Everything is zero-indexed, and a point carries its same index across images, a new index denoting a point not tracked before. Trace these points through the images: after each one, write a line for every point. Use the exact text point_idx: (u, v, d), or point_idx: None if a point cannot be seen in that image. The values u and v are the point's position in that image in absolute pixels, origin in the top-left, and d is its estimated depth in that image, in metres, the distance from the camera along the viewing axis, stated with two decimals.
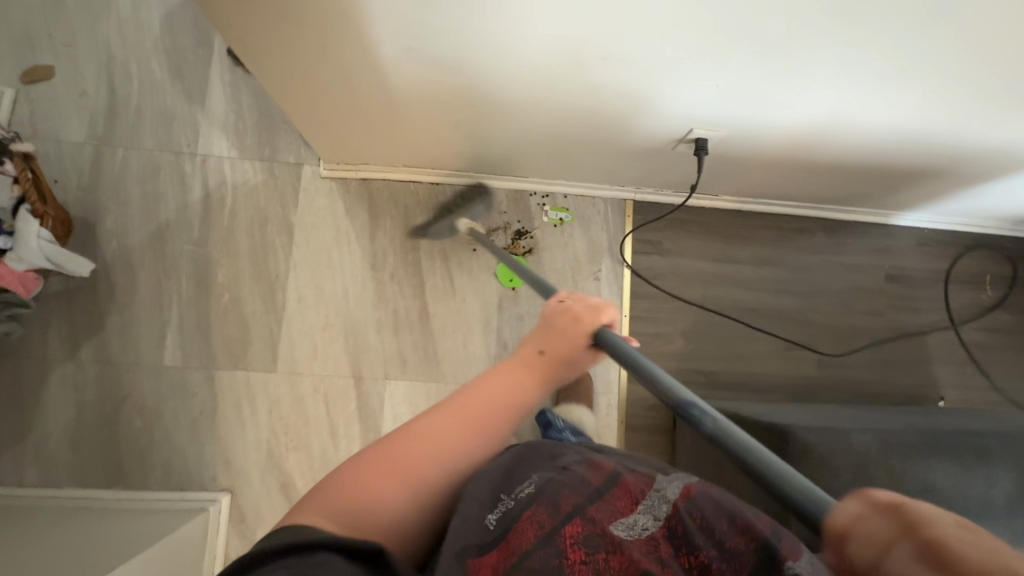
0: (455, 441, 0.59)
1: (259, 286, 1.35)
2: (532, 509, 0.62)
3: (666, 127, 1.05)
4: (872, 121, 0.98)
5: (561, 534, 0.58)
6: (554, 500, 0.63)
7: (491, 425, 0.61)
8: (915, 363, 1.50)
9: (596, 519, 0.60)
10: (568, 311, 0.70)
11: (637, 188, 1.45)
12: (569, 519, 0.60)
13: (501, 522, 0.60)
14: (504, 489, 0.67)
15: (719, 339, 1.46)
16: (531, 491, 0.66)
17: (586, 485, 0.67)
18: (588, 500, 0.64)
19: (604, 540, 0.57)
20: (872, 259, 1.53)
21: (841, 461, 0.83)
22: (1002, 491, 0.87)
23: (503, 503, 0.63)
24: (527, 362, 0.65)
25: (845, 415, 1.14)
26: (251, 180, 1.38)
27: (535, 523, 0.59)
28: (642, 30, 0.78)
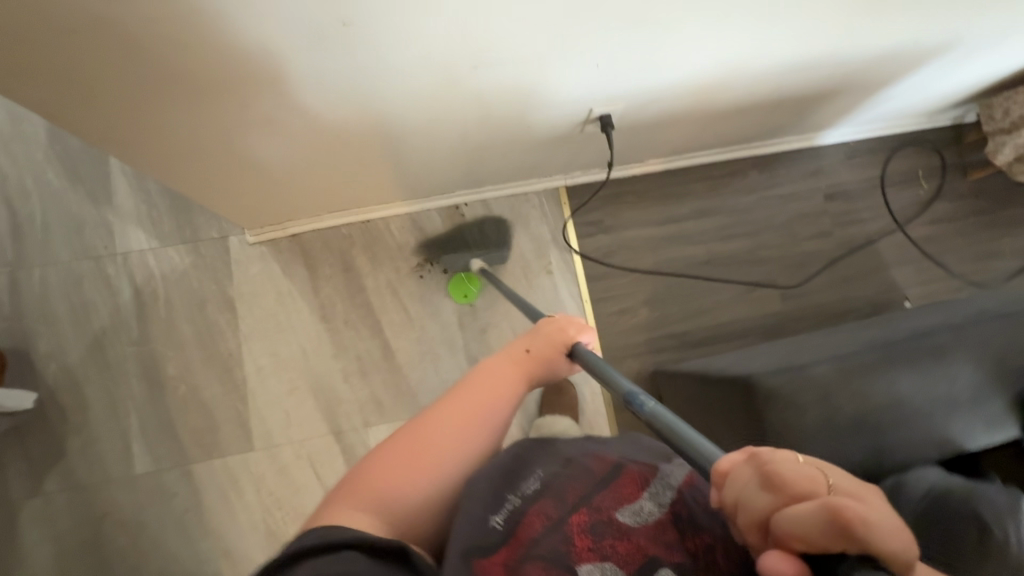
0: (462, 426, 0.67)
1: (213, 369, 1.31)
2: (540, 504, 0.63)
3: (565, 113, 1.05)
4: (760, 59, 0.98)
5: (568, 523, 0.61)
6: (561, 491, 0.64)
7: (491, 410, 0.71)
8: (874, 272, 1.52)
9: (602, 508, 0.63)
10: (556, 324, 0.84)
11: (565, 174, 1.44)
12: (574, 509, 0.62)
13: (507, 521, 0.61)
14: (510, 481, 0.66)
15: (682, 299, 1.46)
16: (537, 486, 0.66)
17: (592, 473, 0.68)
18: (596, 492, 0.65)
19: (609, 529, 0.61)
20: (807, 183, 1.55)
21: (804, 398, 0.82)
22: (968, 383, 0.84)
23: (509, 502, 0.63)
24: (517, 356, 0.78)
25: (810, 340, 1.12)
26: (179, 265, 1.35)
27: (543, 515, 0.62)
28: (501, 33, 0.77)
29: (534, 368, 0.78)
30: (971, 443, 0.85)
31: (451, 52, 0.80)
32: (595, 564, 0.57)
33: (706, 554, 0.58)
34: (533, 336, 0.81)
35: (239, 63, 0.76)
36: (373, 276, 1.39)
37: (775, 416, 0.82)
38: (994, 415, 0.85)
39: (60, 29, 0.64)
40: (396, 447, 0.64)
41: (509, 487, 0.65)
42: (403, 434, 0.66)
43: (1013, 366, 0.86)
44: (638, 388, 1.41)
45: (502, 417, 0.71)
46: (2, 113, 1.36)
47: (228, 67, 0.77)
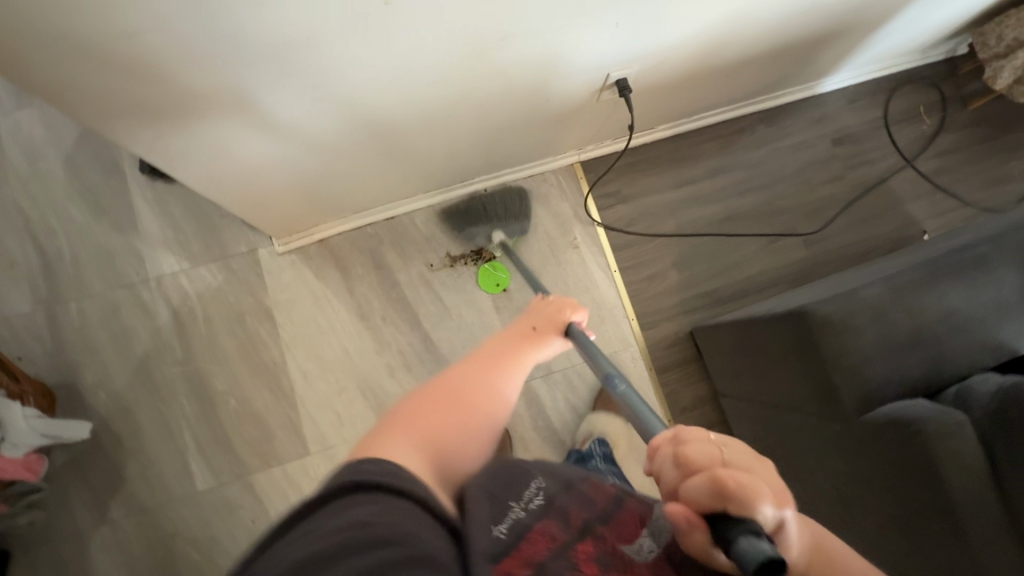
0: (480, 395, 0.65)
1: (260, 380, 1.33)
2: (543, 521, 0.51)
3: (584, 80, 1.07)
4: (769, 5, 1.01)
5: (574, 550, 0.49)
6: (564, 512, 0.53)
7: (505, 382, 0.69)
8: (889, 209, 1.55)
9: (606, 537, 0.51)
10: (549, 302, 0.87)
11: (579, 149, 1.47)
12: (583, 535, 0.50)
13: (511, 534, 0.48)
14: (511, 488, 0.54)
15: (708, 257, 1.48)
16: (542, 502, 0.54)
17: (594, 501, 0.56)
18: (597, 521, 0.53)
19: (615, 561, 0.49)
20: (814, 131, 1.58)
21: (862, 319, 0.85)
22: (1013, 288, 0.87)
23: (513, 511, 0.51)
24: (521, 334, 0.78)
25: (848, 276, 1.15)
26: (212, 282, 1.36)
27: (547, 535, 0.49)
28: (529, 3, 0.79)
29: (537, 346, 0.78)
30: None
31: (486, 27, 0.82)
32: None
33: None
34: (531, 319, 0.83)
35: (287, 63, 0.76)
36: (404, 271, 1.41)
37: (835, 341, 0.84)
38: None
39: (122, 43, 0.64)
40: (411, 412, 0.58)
41: (510, 495, 0.53)
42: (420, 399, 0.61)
43: None
44: (676, 348, 1.43)
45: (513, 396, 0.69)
46: (19, 153, 1.37)
47: (269, 69, 0.77)
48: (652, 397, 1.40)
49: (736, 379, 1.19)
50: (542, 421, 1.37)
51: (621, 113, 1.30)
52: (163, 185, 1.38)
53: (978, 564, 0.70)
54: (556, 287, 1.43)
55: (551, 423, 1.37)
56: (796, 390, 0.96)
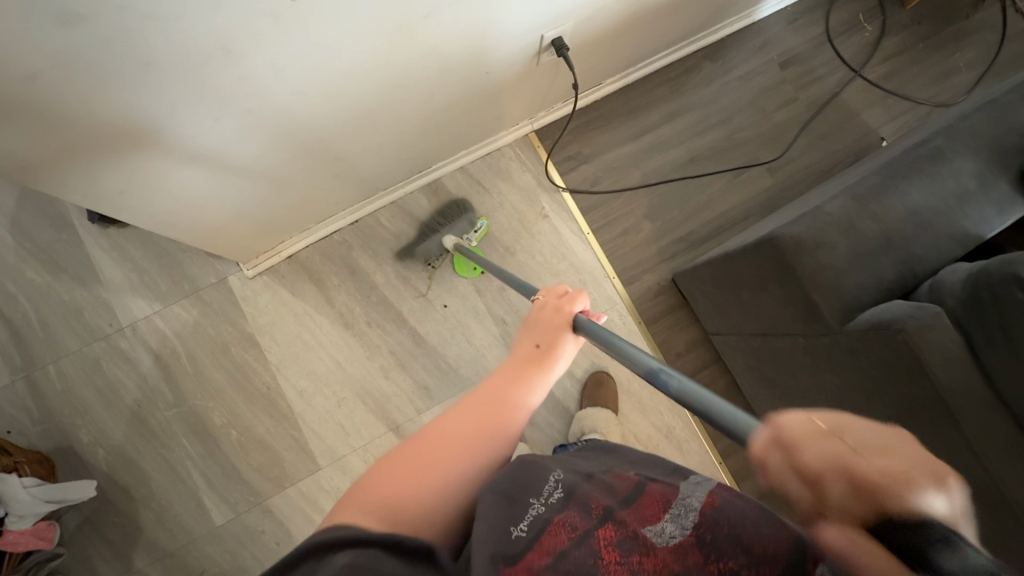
0: (474, 442, 0.54)
1: (258, 405, 1.32)
2: (563, 513, 0.51)
3: (520, 45, 1.05)
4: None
5: (594, 535, 0.48)
6: (584, 501, 0.53)
7: (507, 422, 0.57)
8: (846, 122, 1.56)
9: (627, 521, 0.50)
10: (546, 306, 0.73)
11: (531, 117, 1.45)
12: (603, 520, 0.50)
13: (530, 530, 0.49)
14: (532, 489, 0.55)
15: (678, 203, 1.49)
16: (560, 495, 0.55)
17: (615, 491, 0.56)
18: (614, 506, 0.52)
19: (638, 544, 0.47)
20: (760, 58, 1.58)
21: (832, 234, 0.85)
22: (971, 175, 0.89)
23: (531, 508, 0.52)
24: (525, 355, 0.65)
25: (815, 194, 1.16)
26: (188, 319, 1.33)
27: (567, 523, 0.50)
28: None
29: (545, 364, 0.65)
30: (988, 231, 0.89)
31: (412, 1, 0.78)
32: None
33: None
34: (538, 328, 0.70)
35: (210, 74, 0.73)
36: (380, 272, 1.40)
37: (809, 259, 0.85)
38: (1005, 197, 0.89)
39: (28, 84, 0.61)
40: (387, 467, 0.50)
41: (528, 492, 0.54)
42: (397, 455, 0.51)
43: (1005, 147, 0.90)
44: (662, 298, 1.44)
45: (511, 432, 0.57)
46: None
47: (195, 85, 0.74)
48: (646, 349, 1.41)
49: (723, 316, 1.20)
50: None
51: (566, 73, 1.28)
52: (118, 230, 1.35)
53: (972, 445, 0.72)
54: (534, 259, 1.43)
55: (553, 393, 1.38)
56: (779, 316, 0.98)
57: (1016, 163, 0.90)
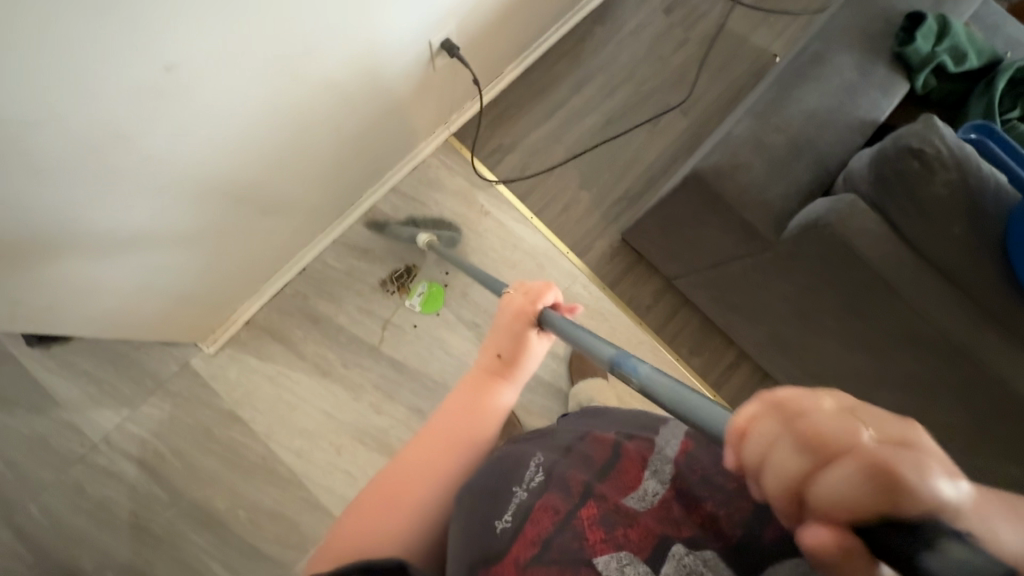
0: (444, 463, 0.59)
1: (258, 478, 1.29)
2: (545, 496, 0.53)
3: (410, 56, 1.06)
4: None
5: (578, 516, 0.50)
6: (563, 480, 0.55)
7: (475, 435, 0.63)
8: (738, 49, 1.64)
9: (607, 495, 0.52)
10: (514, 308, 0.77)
11: (444, 123, 1.46)
12: (584, 498, 0.52)
13: (515, 519, 0.52)
14: (510, 480, 0.57)
15: (607, 166, 1.53)
16: (541, 476, 0.57)
17: (592, 459, 0.58)
18: (593, 477, 0.55)
19: (620, 517, 0.50)
20: (644, 10, 1.63)
21: (745, 156, 0.90)
22: (852, 68, 0.95)
23: (515, 497, 0.55)
24: (489, 367, 0.71)
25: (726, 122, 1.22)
26: (161, 414, 1.29)
27: (549, 507, 0.52)
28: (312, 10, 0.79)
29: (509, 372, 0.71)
30: (880, 114, 0.95)
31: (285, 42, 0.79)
32: (613, 557, 0.46)
33: (716, 526, 0.48)
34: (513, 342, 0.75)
35: (104, 168, 0.71)
36: (341, 313, 1.39)
37: (731, 184, 0.90)
38: (886, 80, 0.96)
39: None
40: (373, 490, 0.56)
41: (510, 481, 0.57)
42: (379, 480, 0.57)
43: (873, 35, 0.97)
44: (618, 259, 1.48)
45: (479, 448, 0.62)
46: None
47: (93, 182, 0.72)
48: (617, 310, 1.45)
49: (676, 259, 1.25)
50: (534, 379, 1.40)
51: (465, 72, 1.30)
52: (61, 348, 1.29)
53: (916, 307, 0.78)
54: (488, 257, 1.44)
55: (542, 377, 1.40)
56: (722, 243, 1.03)
57: (887, 46, 0.97)
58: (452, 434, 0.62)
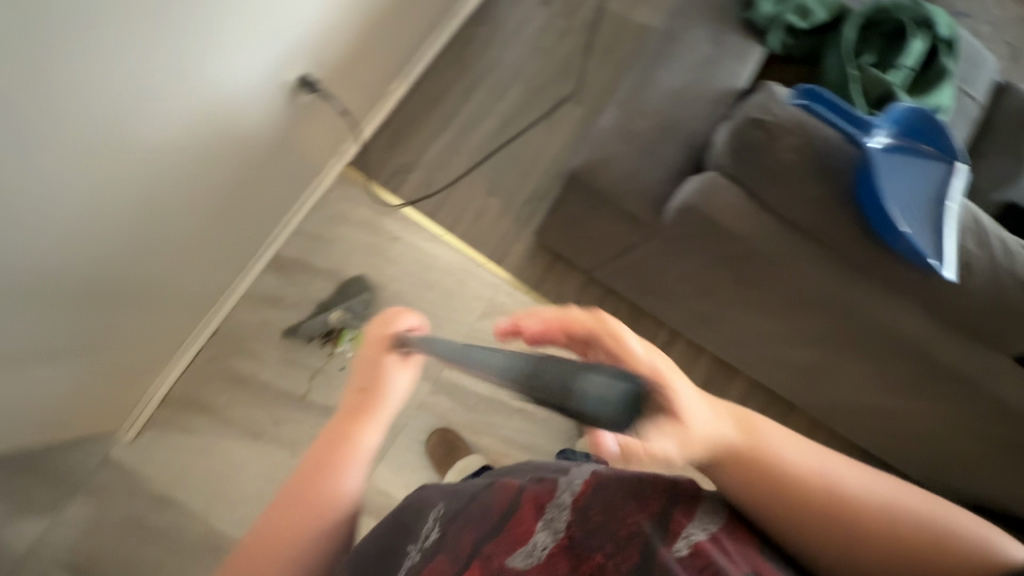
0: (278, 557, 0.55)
1: (202, 560, 1.21)
2: (435, 560, 0.52)
3: (266, 100, 1.02)
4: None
5: None
6: (455, 540, 0.53)
7: (322, 510, 0.58)
8: (621, 29, 1.63)
9: (494, 554, 0.50)
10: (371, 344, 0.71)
11: (338, 155, 1.41)
12: (470, 561, 0.50)
13: None
14: (410, 541, 0.58)
15: (511, 168, 1.51)
16: (438, 535, 0.56)
17: (489, 514, 0.55)
18: (487, 537, 0.52)
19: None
20: (521, 4, 1.61)
21: (613, 149, 0.89)
22: (706, 41, 0.95)
23: (409, 561, 0.55)
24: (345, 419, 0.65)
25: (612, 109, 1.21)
26: (88, 514, 1.22)
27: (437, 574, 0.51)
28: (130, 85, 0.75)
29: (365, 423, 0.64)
30: (741, 80, 0.94)
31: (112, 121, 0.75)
32: None
33: None
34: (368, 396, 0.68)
35: None
36: (264, 370, 1.34)
37: (604, 179, 0.89)
38: (740, 46, 0.95)
39: None
40: None
41: (408, 541, 0.59)
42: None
43: (720, 6, 0.97)
44: (538, 260, 1.47)
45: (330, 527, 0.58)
46: None
47: None
48: (546, 312, 1.44)
49: (586, 254, 1.25)
50: (473, 396, 1.38)
51: (338, 101, 1.25)
52: None
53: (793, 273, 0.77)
54: (406, 283, 1.41)
55: (480, 394, 1.40)
56: (616, 235, 1.03)
57: (734, 14, 0.97)
58: (287, 525, 0.56)
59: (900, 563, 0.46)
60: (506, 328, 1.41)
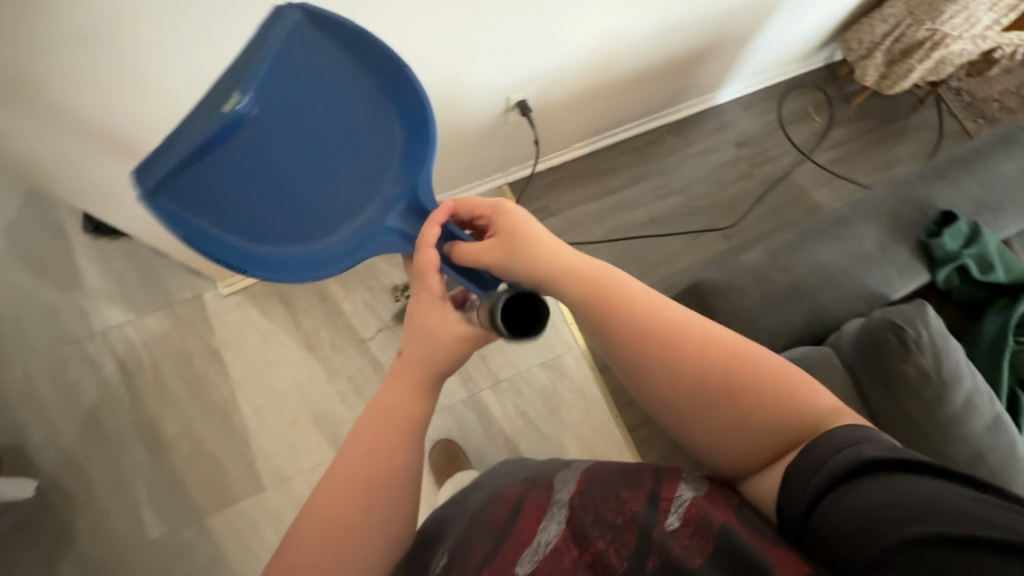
0: (372, 480, 0.55)
1: (212, 419, 1.35)
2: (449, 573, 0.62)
3: (487, 105, 1.21)
4: (637, 17, 1.15)
5: None
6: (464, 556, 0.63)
7: (391, 459, 0.57)
8: (796, 199, 1.71)
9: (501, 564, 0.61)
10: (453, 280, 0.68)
11: (504, 172, 1.55)
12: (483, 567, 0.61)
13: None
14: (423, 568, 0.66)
15: (636, 258, 1.59)
16: (444, 561, 0.65)
17: (494, 525, 0.68)
18: (496, 544, 0.64)
19: None
20: (718, 137, 1.74)
21: (745, 282, 0.94)
22: (876, 240, 0.99)
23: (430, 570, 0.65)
24: (410, 381, 0.62)
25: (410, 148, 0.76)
26: (158, 331, 1.39)
27: None
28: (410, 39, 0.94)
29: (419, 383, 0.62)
30: (893, 291, 0.97)
31: (197, 68, 0.81)
32: None
33: (603, 562, 0.58)
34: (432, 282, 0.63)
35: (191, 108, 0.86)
36: (348, 300, 1.47)
37: (724, 302, 0.93)
38: (906, 262, 0.98)
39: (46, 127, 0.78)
40: (318, 498, 0.54)
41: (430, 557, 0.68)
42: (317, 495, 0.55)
43: (903, 220, 1.01)
44: None
45: (412, 443, 0.59)
46: None
47: None
48: (597, 394, 1.47)
49: None
50: (495, 428, 1.42)
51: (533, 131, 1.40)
52: (106, 240, 1.44)
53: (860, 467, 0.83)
54: None
55: (503, 428, 1.42)
56: None
57: (916, 234, 1.00)
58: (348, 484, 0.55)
59: (723, 384, 0.56)
60: (554, 387, 1.46)
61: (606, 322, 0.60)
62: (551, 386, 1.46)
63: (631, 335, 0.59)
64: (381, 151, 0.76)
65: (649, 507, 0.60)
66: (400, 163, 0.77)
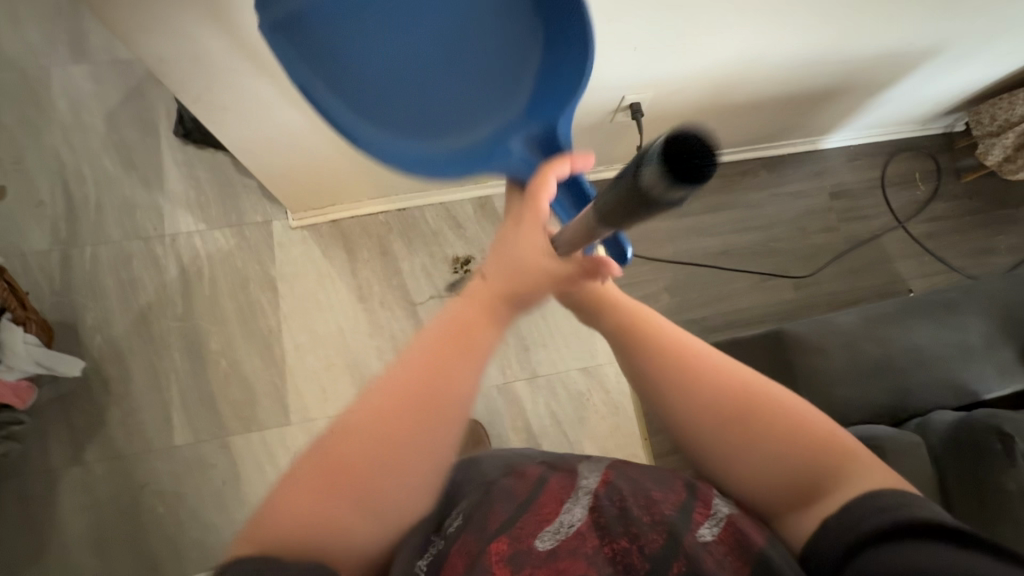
0: (405, 435, 0.49)
1: (254, 344, 1.37)
2: (463, 541, 0.62)
3: (600, 99, 1.16)
4: (782, 44, 1.08)
5: (488, 552, 0.57)
6: (481, 523, 0.63)
7: (432, 403, 0.50)
8: (880, 265, 1.63)
9: (522, 538, 0.59)
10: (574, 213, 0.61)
11: (589, 169, 1.51)
12: (497, 539, 0.59)
13: (431, 563, 0.62)
14: (436, 532, 0.69)
15: (701, 286, 1.54)
16: (458, 525, 0.67)
17: (514, 497, 0.68)
18: (515, 513, 0.64)
19: (529, 555, 0.57)
20: (814, 182, 1.66)
21: (832, 346, 0.92)
22: (981, 333, 0.93)
23: (435, 544, 0.65)
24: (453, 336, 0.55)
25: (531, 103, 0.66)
26: (223, 247, 1.41)
27: (465, 553, 0.60)
28: None
29: (473, 354, 0.55)
30: (989, 392, 0.90)
31: None
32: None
33: (625, 559, 0.55)
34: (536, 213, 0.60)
35: None
36: (408, 260, 1.46)
37: (802, 358, 0.91)
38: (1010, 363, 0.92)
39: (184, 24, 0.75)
40: (332, 453, 0.48)
41: (436, 532, 0.68)
42: (340, 428, 0.49)
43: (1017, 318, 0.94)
44: None
45: (443, 430, 0.50)
46: (61, 102, 1.45)
47: None
48: (629, 413, 1.44)
49: None
50: (521, 421, 1.41)
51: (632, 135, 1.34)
52: (194, 148, 1.46)
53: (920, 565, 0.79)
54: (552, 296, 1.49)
55: (529, 424, 1.40)
56: None
57: None
58: (386, 415, 0.49)
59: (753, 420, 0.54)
60: (589, 396, 1.44)
61: (643, 377, 0.61)
62: (586, 393, 1.44)
63: (668, 393, 0.58)
64: (512, 78, 0.67)
65: (680, 516, 0.58)
66: (529, 98, 0.66)
